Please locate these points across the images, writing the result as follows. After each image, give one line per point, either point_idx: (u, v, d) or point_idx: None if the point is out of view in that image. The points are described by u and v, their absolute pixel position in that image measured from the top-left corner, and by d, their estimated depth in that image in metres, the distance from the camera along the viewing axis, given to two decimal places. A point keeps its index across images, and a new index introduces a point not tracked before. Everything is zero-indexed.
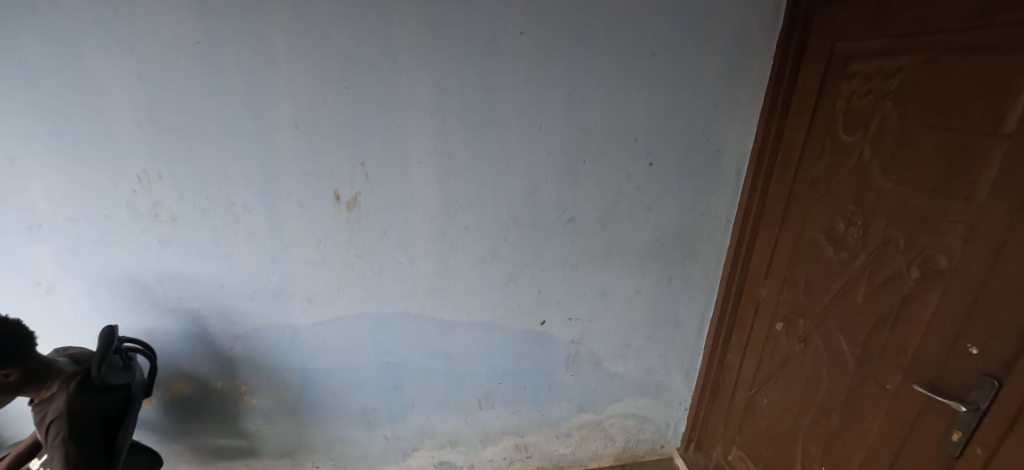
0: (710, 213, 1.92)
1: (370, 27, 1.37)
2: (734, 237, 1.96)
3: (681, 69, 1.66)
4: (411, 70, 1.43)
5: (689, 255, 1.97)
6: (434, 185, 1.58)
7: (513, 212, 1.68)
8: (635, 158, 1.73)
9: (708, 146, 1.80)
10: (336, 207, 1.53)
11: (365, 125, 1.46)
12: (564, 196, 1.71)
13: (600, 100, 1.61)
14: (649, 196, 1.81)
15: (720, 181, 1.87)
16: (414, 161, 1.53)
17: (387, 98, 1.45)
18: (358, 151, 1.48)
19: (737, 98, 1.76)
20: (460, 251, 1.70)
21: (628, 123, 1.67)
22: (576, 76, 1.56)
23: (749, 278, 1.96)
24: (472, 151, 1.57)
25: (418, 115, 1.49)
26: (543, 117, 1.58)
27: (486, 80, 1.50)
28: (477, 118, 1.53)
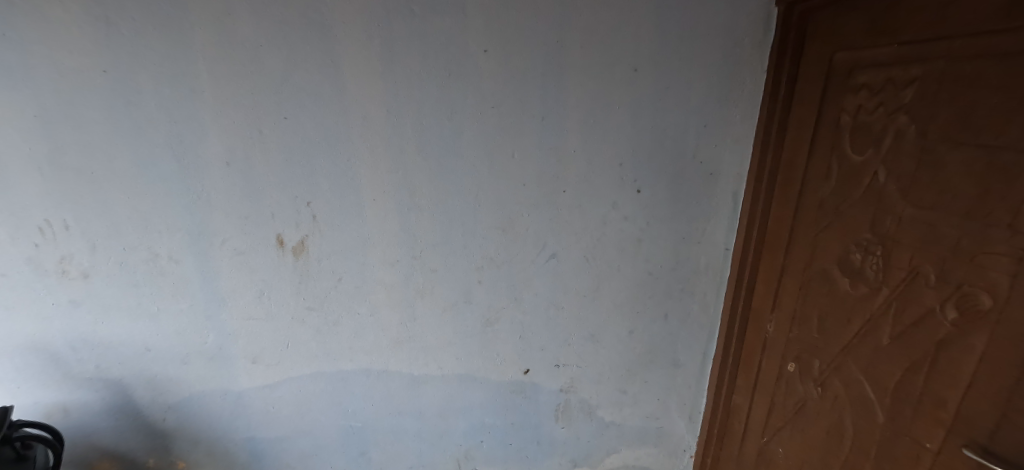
0: (707, 242, 1.74)
1: (311, 49, 1.20)
2: (734, 267, 1.77)
3: (667, 87, 1.49)
4: (360, 97, 1.26)
5: (686, 288, 1.78)
6: (394, 224, 1.39)
7: (487, 250, 1.49)
8: (621, 185, 1.55)
9: (701, 169, 1.63)
10: (281, 253, 1.34)
11: (309, 160, 1.28)
12: (543, 230, 1.52)
13: (579, 123, 1.44)
14: (639, 227, 1.62)
15: (716, 207, 1.70)
16: (369, 199, 1.35)
17: (334, 129, 1.27)
18: (303, 189, 1.30)
19: (730, 117, 1.60)
20: (428, 297, 1.49)
21: (611, 146, 1.50)
22: (550, 97, 1.39)
23: (753, 313, 1.77)
24: (436, 184, 1.38)
25: (371, 146, 1.30)
26: (515, 144, 1.40)
27: (448, 105, 1.32)
28: (439, 147, 1.35)
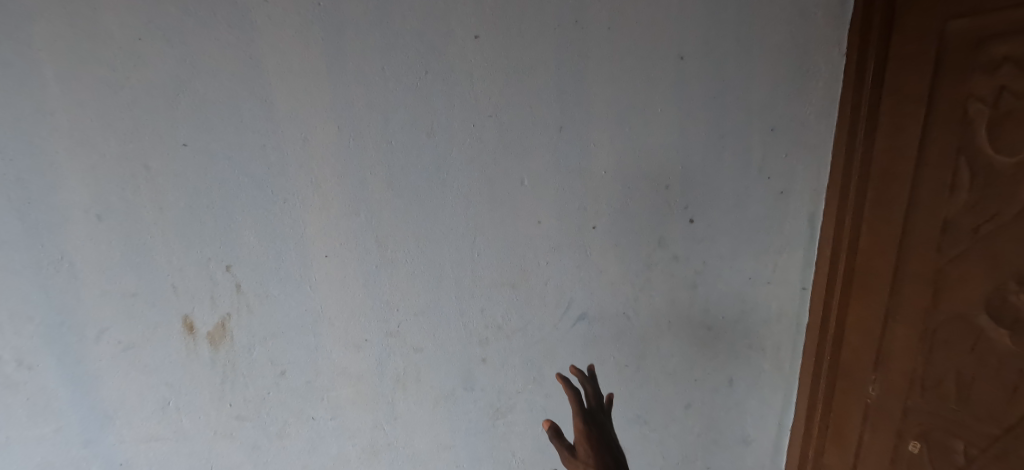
0: (779, 282, 1.31)
1: (215, 42, 0.81)
2: (815, 313, 1.32)
3: (723, 79, 1.10)
4: (294, 109, 0.86)
5: (755, 343, 1.34)
6: (356, 290, 0.97)
7: (492, 315, 1.07)
8: (669, 215, 1.13)
9: (769, 188, 1.22)
10: (191, 342, 0.93)
11: (222, 204, 0.87)
12: (567, 282, 1.10)
13: (609, 133, 1.03)
14: (694, 268, 1.21)
15: (789, 235, 1.28)
16: (319, 255, 0.93)
17: (258, 158, 0.87)
18: (216, 248, 0.89)
19: (805, 116, 1.19)
20: (412, 387, 1.06)
21: (653, 163, 1.09)
22: (569, 98, 0.98)
23: (844, 374, 1.33)
24: (414, 229, 0.97)
25: (315, 180, 0.90)
26: (522, 165, 0.99)
27: (424, 115, 0.91)
28: (416, 177, 0.94)
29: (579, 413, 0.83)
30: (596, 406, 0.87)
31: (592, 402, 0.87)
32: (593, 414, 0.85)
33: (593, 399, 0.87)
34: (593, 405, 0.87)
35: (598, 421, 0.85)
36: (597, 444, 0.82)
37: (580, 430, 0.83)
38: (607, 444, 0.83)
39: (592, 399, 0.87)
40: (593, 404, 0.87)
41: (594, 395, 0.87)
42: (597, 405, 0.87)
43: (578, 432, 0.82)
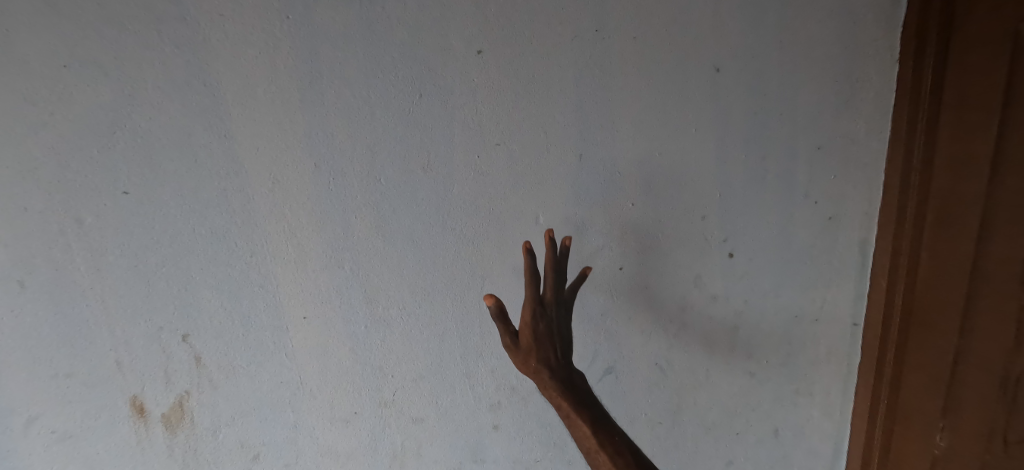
0: (829, 319, 1.15)
1: (160, 67, 0.66)
2: (870, 352, 1.17)
3: (768, 91, 0.93)
4: (259, 145, 0.70)
5: (802, 389, 1.18)
6: (342, 355, 0.82)
7: (504, 377, 0.90)
8: (706, 250, 0.98)
9: (818, 214, 1.06)
10: (142, 426, 0.77)
11: (174, 263, 0.72)
12: (590, 331, 0.95)
13: (637, 159, 0.87)
14: (735, 309, 1.05)
15: (839, 266, 1.12)
16: (296, 317, 0.78)
17: (217, 205, 0.71)
18: (169, 315, 0.74)
19: (858, 132, 1.04)
20: (411, 462, 0.91)
21: (687, 192, 0.93)
22: (590, 120, 0.83)
23: (905, 420, 1.15)
24: (410, 282, 0.81)
25: (289, 228, 0.74)
26: (536, 201, 0.83)
27: (418, 146, 0.76)
28: (411, 220, 0.78)
29: (533, 304, 0.72)
30: (556, 297, 0.75)
31: (552, 297, 0.74)
32: (549, 310, 0.74)
33: (554, 293, 0.74)
34: (554, 300, 0.74)
35: (554, 324, 0.74)
36: (546, 345, 0.73)
37: (529, 322, 0.73)
38: (558, 349, 0.73)
39: (552, 286, 0.74)
40: (553, 286, 0.74)
41: (557, 288, 0.75)
42: (558, 300, 0.75)
43: (528, 324, 0.73)
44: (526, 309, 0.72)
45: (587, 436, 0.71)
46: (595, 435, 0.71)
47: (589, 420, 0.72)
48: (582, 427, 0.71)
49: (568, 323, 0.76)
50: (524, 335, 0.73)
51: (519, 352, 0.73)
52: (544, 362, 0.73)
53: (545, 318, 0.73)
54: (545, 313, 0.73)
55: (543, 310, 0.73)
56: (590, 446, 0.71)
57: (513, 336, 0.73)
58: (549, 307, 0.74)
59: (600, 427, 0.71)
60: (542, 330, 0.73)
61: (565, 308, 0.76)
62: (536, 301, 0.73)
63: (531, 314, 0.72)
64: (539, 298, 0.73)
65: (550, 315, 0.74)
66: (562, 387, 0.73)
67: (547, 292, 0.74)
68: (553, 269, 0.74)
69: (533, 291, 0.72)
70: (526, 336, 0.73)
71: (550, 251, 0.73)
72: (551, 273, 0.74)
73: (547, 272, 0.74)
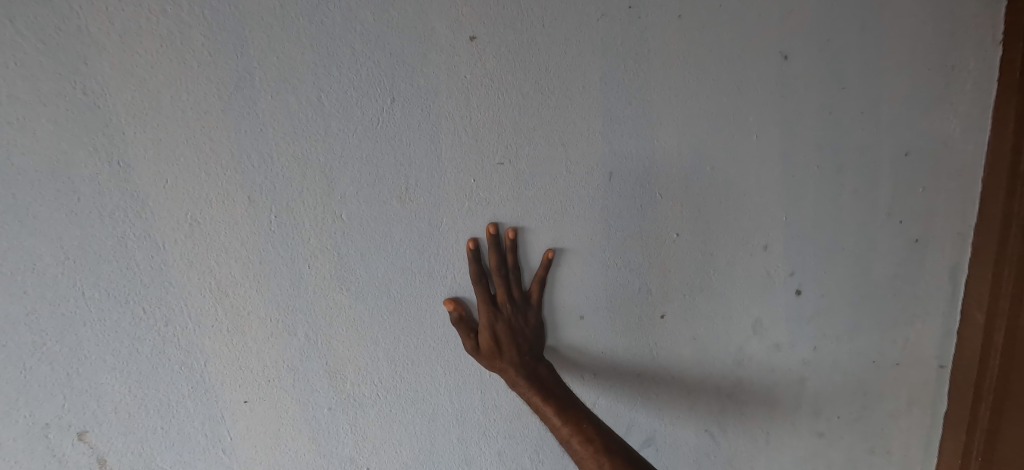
0: (912, 364, 0.93)
1: (17, 68, 0.44)
2: (960, 402, 0.94)
3: (847, 84, 0.72)
4: (168, 175, 0.50)
5: (879, 448, 0.97)
6: (301, 445, 0.62)
7: (514, 461, 0.71)
8: (767, 287, 0.78)
9: (903, 237, 0.85)
10: None
11: (63, 337, 0.51)
12: (623, 396, 0.75)
13: (683, 178, 0.67)
14: (799, 358, 0.85)
15: (926, 299, 0.90)
16: (234, 401, 0.58)
17: (115, 258, 0.51)
18: (58, 407, 0.53)
19: (956, 133, 0.81)
20: None
21: (744, 216, 0.72)
22: (622, 130, 0.62)
23: None
24: (389, 350, 0.61)
25: (217, 287, 0.54)
26: (550, 236, 0.63)
27: (393, 170, 0.55)
28: (388, 271, 0.58)
29: (486, 304, 0.61)
30: (513, 291, 0.62)
31: (508, 294, 0.62)
32: (506, 307, 0.62)
33: (510, 289, 0.62)
34: (511, 294, 0.62)
35: (514, 321, 0.62)
36: (507, 346, 0.61)
37: (485, 324, 0.61)
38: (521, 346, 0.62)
39: (507, 281, 0.62)
40: (507, 282, 0.61)
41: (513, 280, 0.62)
42: (515, 293, 0.63)
43: (483, 327, 0.61)
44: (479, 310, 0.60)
45: (567, 438, 0.59)
46: (580, 438, 0.58)
47: (571, 422, 0.59)
48: (563, 432, 0.59)
49: (534, 317, 0.64)
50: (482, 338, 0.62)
51: (479, 356, 0.63)
52: (507, 363, 0.62)
53: (501, 317, 0.61)
54: (501, 314, 0.61)
55: (498, 308, 0.61)
56: (575, 451, 0.58)
57: (470, 344, 0.62)
58: (505, 304, 0.62)
59: (584, 428, 0.59)
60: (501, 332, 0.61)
61: (529, 301, 0.64)
62: (489, 302, 0.61)
63: (484, 316, 0.61)
64: (492, 296, 0.61)
65: (507, 313, 0.62)
66: (530, 385, 0.61)
67: (501, 290, 0.61)
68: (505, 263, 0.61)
69: (484, 293, 0.60)
70: (484, 340, 0.61)
71: (495, 248, 0.60)
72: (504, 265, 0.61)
73: (496, 267, 0.61)
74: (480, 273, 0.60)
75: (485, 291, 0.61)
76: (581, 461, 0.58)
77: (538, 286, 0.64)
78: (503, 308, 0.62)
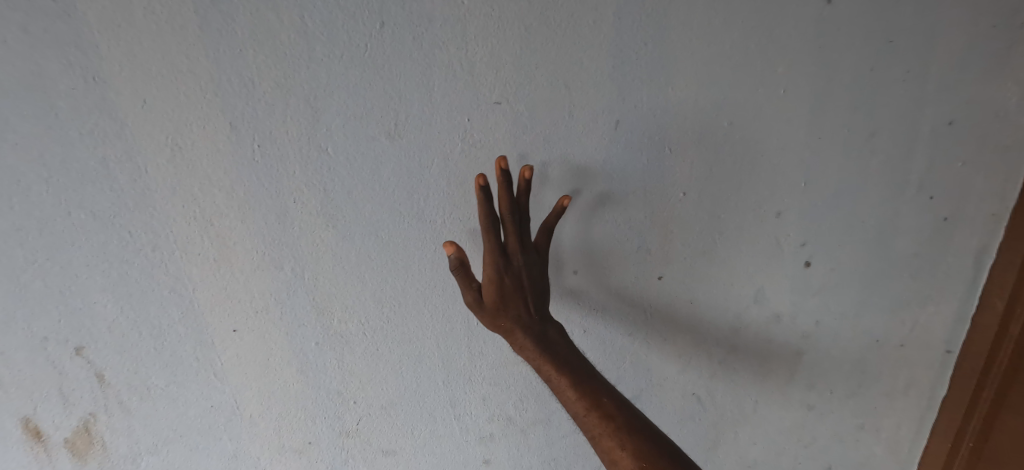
0: (918, 345, 0.90)
1: None
2: (961, 386, 0.92)
3: (896, 38, 0.64)
4: (148, 95, 0.47)
5: (868, 425, 0.97)
6: (290, 376, 0.63)
7: (499, 407, 0.73)
8: (775, 256, 0.75)
9: (930, 213, 0.79)
10: (43, 453, 0.59)
11: (50, 255, 0.51)
12: (611, 352, 0.75)
13: (697, 133, 0.62)
14: (798, 329, 0.83)
15: (945, 280, 0.85)
16: (223, 329, 0.59)
17: (97, 180, 0.49)
18: (55, 322, 0.54)
19: (1013, 104, 0.73)
20: None
21: (758, 179, 0.68)
22: (633, 74, 0.57)
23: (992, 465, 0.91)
24: (377, 291, 0.61)
25: (202, 216, 0.53)
26: (549, 188, 0.60)
27: (382, 104, 0.52)
28: (377, 212, 0.57)
29: (495, 256, 0.55)
30: (523, 240, 0.57)
31: (518, 244, 0.56)
32: (516, 259, 0.57)
33: (520, 238, 0.56)
34: (522, 245, 0.57)
35: (523, 278, 0.58)
36: (515, 304, 0.58)
37: (493, 277, 0.56)
38: (530, 303, 0.59)
39: (517, 229, 0.56)
40: (518, 230, 0.56)
41: (522, 228, 0.56)
42: (525, 242, 0.57)
43: (489, 280, 0.57)
44: (485, 262, 0.55)
45: (581, 410, 0.58)
46: (595, 412, 0.57)
47: (586, 394, 0.58)
48: (576, 404, 0.58)
49: (542, 268, 0.59)
50: (490, 293, 0.57)
51: (485, 314, 0.59)
52: (516, 323, 0.59)
53: (511, 271, 0.57)
54: (511, 267, 0.57)
55: (508, 260, 0.56)
56: (589, 426, 0.58)
57: (472, 297, 0.58)
58: (516, 255, 0.57)
59: (600, 402, 0.58)
60: (509, 289, 0.57)
61: (537, 252, 0.59)
62: (498, 252, 0.55)
63: (491, 268, 0.56)
64: (501, 245, 0.55)
65: (515, 265, 0.57)
66: (538, 345, 0.59)
67: (512, 239, 0.56)
68: (516, 208, 0.55)
69: (494, 241, 0.54)
70: (489, 296, 0.57)
71: (505, 187, 0.52)
72: (515, 210, 0.55)
73: (506, 212, 0.54)
74: (490, 219, 0.53)
75: (494, 238, 0.54)
76: (596, 436, 0.57)
77: (546, 237, 0.59)
78: (513, 261, 0.57)
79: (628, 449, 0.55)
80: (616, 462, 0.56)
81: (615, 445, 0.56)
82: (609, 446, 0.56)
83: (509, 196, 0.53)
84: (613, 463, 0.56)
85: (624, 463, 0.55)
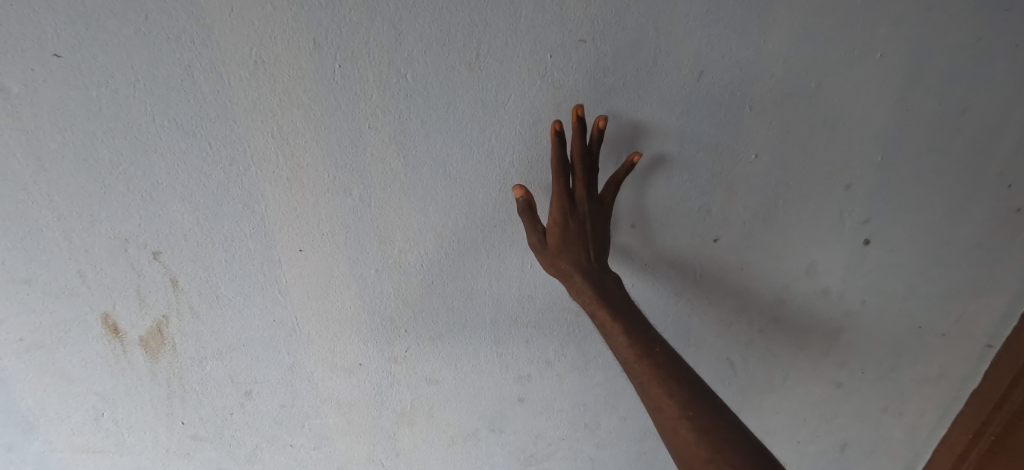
0: (960, 336, 0.89)
1: None
2: (996, 381, 0.91)
3: (1014, 6, 0.59)
4: (235, 3, 0.46)
5: (893, 408, 0.97)
6: (348, 300, 0.65)
7: (539, 350, 0.75)
8: (835, 230, 0.73)
9: (1004, 202, 0.76)
10: (119, 349, 0.63)
11: (135, 160, 0.52)
12: (654, 309, 0.76)
13: (781, 93, 0.60)
14: (843, 306, 0.82)
15: (1005, 272, 0.83)
16: (290, 248, 0.60)
17: (182, 88, 0.50)
18: (136, 225, 0.56)
19: None
20: (421, 422, 0.79)
21: (832, 147, 0.66)
22: (725, 22, 0.54)
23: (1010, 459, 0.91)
24: (438, 225, 0.62)
25: (279, 133, 0.53)
26: (620, 137, 0.59)
27: (466, 32, 0.51)
28: (447, 145, 0.57)
29: (562, 200, 0.56)
30: (590, 189, 0.58)
31: (585, 192, 0.57)
32: (581, 206, 0.58)
33: (587, 187, 0.57)
34: (589, 194, 0.58)
35: (587, 224, 0.58)
36: (577, 248, 0.59)
37: (557, 220, 0.57)
38: (591, 250, 0.59)
39: (586, 178, 0.57)
40: (587, 178, 0.57)
41: (591, 177, 0.57)
42: (592, 191, 0.58)
43: (555, 224, 0.58)
44: (553, 206, 0.57)
45: (630, 357, 0.59)
46: (645, 361, 0.58)
47: (637, 343, 0.59)
48: (627, 350, 0.59)
49: (605, 220, 0.60)
50: (552, 235, 0.58)
51: (545, 256, 0.60)
52: (575, 267, 0.59)
53: (576, 216, 0.58)
54: (576, 212, 0.57)
55: (574, 206, 0.57)
56: (637, 372, 0.59)
57: (536, 239, 0.59)
58: (581, 202, 0.58)
59: (650, 352, 0.59)
60: (573, 232, 0.58)
61: (602, 204, 0.59)
62: (566, 197, 0.56)
63: (558, 212, 0.57)
64: (569, 192, 0.57)
65: (581, 211, 0.58)
66: (593, 289, 0.60)
67: (579, 186, 0.57)
68: (587, 156, 0.56)
69: (562, 186, 0.56)
70: (552, 237, 0.58)
71: (579, 134, 0.53)
72: (586, 158, 0.56)
73: (577, 158, 0.55)
74: (561, 164, 0.55)
75: (563, 184, 0.56)
76: (643, 383, 0.58)
77: (613, 191, 0.59)
78: (578, 207, 0.58)
79: (676, 398, 0.57)
80: (663, 410, 0.57)
81: (662, 393, 0.57)
82: (657, 393, 0.58)
83: (580, 143, 0.54)
84: (658, 411, 0.57)
85: (670, 412, 0.57)
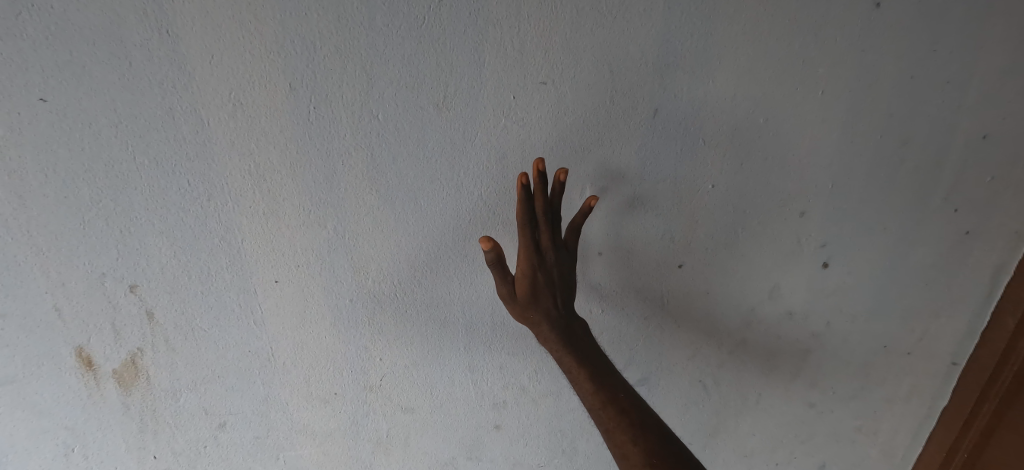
0: (925, 355, 0.92)
1: None
2: (963, 397, 0.94)
3: (941, 47, 0.64)
4: (215, 51, 0.49)
5: (866, 428, 0.99)
6: (325, 330, 0.67)
7: (514, 376, 0.77)
8: (795, 254, 0.77)
9: (953, 226, 0.80)
10: (92, 382, 0.63)
11: (114, 196, 0.54)
12: (626, 335, 0.78)
13: (732, 128, 0.64)
14: (808, 328, 0.85)
15: (961, 293, 0.86)
16: (267, 280, 0.62)
17: (162, 129, 0.52)
18: (113, 260, 0.57)
19: None
20: (397, 452, 0.79)
21: (785, 176, 0.69)
22: (677, 64, 0.59)
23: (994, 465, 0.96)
24: (410, 256, 0.64)
25: (256, 170, 0.56)
26: (585, 171, 0.62)
27: (434, 75, 0.54)
28: (418, 179, 0.59)
29: (530, 253, 0.58)
30: (555, 237, 0.60)
31: (550, 241, 0.59)
32: (548, 255, 0.60)
33: (551, 236, 0.59)
34: (554, 244, 0.60)
35: (555, 273, 0.61)
36: (547, 297, 0.61)
37: (526, 272, 0.59)
38: (559, 298, 0.62)
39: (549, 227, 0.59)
40: (551, 228, 0.58)
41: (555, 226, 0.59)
42: (556, 239, 0.60)
43: (523, 274, 0.59)
44: (521, 258, 0.58)
45: (597, 402, 0.62)
46: (611, 408, 0.61)
47: (603, 388, 0.62)
48: (594, 396, 0.62)
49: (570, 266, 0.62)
50: (520, 285, 0.60)
51: (515, 305, 0.62)
52: (545, 316, 0.61)
53: (542, 267, 0.59)
54: (543, 263, 0.59)
55: (540, 256, 0.59)
56: (604, 418, 0.61)
57: (505, 289, 0.60)
58: (547, 252, 0.59)
59: (616, 398, 0.62)
60: (541, 282, 0.60)
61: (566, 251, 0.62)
62: (532, 249, 0.58)
63: (527, 264, 0.59)
64: (536, 242, 0.58)
65: (548, 261, 0.60)
66: (562, 337, 0.62)
67: (546, 237, 0.58)
68: (549, 206, 0.58)
69: (529, 239, 0.57)
70: (520, 287, 0.60)
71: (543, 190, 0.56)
72: (548, 210, 0.58)
73: (541, 210, 0.57)
74: (528, 217, 0.56)
75: (530, 238, 0.58)
76: (610, 429, 0.61)
77: (575, 236, 0.61)
78: (545, 257, 0.60)
79: (640, 445, 0.60)
80: (627, 457, 0.59)
81: (627, 439, 0.60)
82: (622, 441, 0.60)
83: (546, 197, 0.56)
84: (623, 459, 0.60)
85: (635, 460, 0.59)
